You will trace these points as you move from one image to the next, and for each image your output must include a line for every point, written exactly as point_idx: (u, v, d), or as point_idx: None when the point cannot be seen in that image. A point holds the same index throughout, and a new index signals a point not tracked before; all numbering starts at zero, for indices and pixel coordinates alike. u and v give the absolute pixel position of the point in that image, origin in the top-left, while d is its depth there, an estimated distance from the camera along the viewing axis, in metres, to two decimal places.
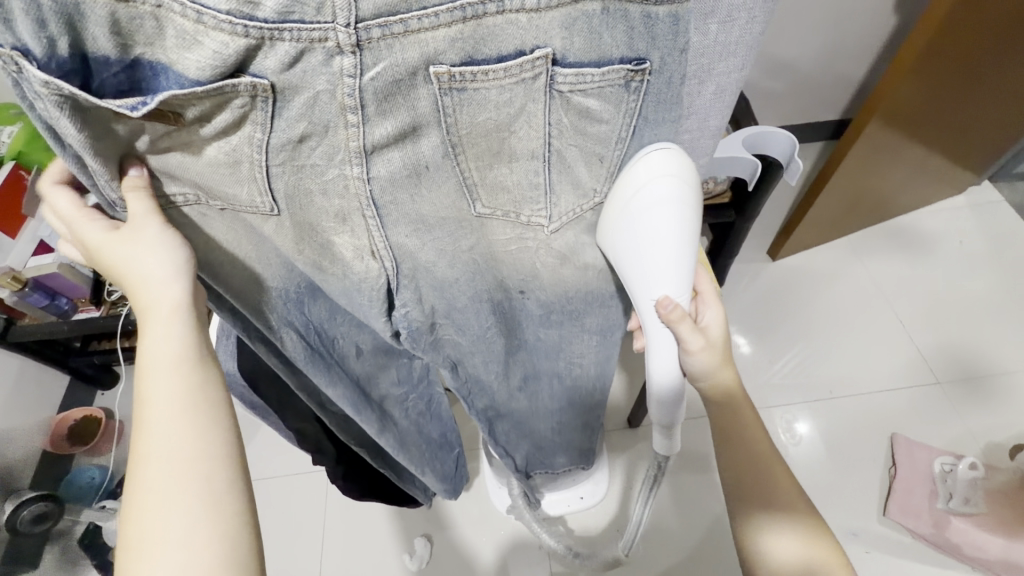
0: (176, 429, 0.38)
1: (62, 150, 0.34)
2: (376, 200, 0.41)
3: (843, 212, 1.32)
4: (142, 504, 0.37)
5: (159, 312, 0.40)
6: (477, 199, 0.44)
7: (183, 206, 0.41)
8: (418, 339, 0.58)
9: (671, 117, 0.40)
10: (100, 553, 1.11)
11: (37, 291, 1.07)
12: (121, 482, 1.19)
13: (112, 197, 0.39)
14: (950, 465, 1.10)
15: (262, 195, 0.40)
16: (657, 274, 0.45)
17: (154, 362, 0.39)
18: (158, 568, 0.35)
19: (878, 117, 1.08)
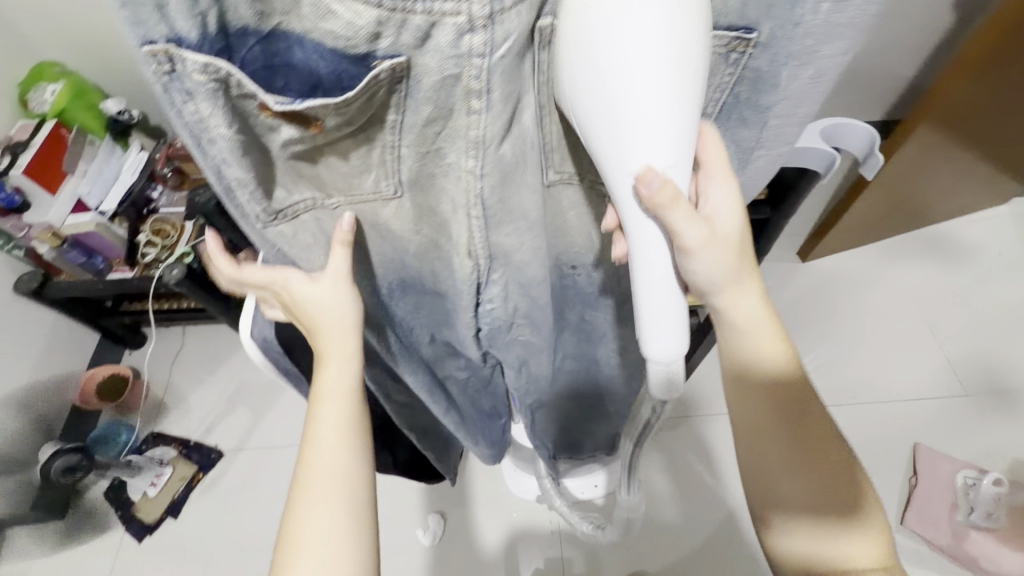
0: (339, 452, 0.46)
1: (204, 155, 0.37)
2: (485, 199, 0.42)
3: (881, 215, 1.28)
4: (304, 507, 0.44)
5: (337, 351, 0.48)
6: (550, 165, 0.45)
7: (304, 212, 0.44)
8: (495, 336, 0.59)
9: (776, 95, 0.41)
10: (124, 506, 1.16)
11: (75, 248, 1.11)
12: (146, 439, 1.24)
13: (252, 207, 0.41)
14: (973, 479, 1.08)
15: (387, 179, 0.42)
16: (638, 144, 0.34)
17: (329, 391, 0.47)
18: (310, 563, 0.43)
19: (930, 120, 1.04)
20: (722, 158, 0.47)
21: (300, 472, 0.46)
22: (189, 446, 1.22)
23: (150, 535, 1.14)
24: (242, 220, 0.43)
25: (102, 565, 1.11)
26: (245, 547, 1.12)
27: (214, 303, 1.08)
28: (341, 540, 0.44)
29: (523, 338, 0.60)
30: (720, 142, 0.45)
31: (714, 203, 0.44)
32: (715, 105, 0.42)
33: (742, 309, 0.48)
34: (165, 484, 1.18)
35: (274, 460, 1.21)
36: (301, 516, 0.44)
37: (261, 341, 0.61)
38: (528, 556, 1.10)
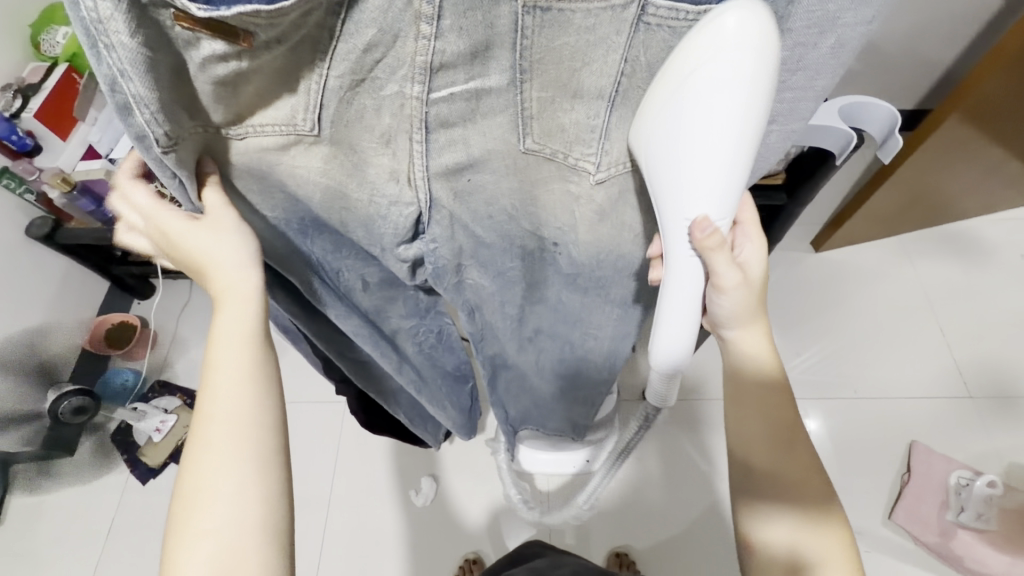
0: (233, 400, 0.43)
1: (101, 65, 0.32)
2: (429, 123, 0.40)
3: (900, 209, 1.24)
4: (199, 455, 0.42)
5: (236, 296, 0.44)
6: (528, 133, 0.42)
7: (234, 138, 0.40)
8: (441, 278, 0.57)
9: (771, 76, 0.37)
10: (129, 449, 1.20)
11: (85, 196, 1.11)
12: (152, 387, 1.27)
13: (153, 132, 0.35)
14: (967, 479, 1.08)
15: (306, 112, 0.38)
16: (695, 190, 0.39)
17: (224, 336, 0.44)
18: (208, 511, 0.41)
19: (961, 111, 1.00)
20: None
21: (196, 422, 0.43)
22: (192, 396, 1.25)
23: (154, 478, 1.18)
24: (145, 154, 0.37)
25: (107, 503, 1.16)
26: None
27: None
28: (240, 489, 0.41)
29: (473, 282, 0.60)
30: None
31: (746, 253, 0.47)
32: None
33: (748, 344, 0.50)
34: (168, 432, 1.20)
35: None
36: (195, 467, 0.42)
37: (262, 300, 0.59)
38: (516, 526, 1.12)
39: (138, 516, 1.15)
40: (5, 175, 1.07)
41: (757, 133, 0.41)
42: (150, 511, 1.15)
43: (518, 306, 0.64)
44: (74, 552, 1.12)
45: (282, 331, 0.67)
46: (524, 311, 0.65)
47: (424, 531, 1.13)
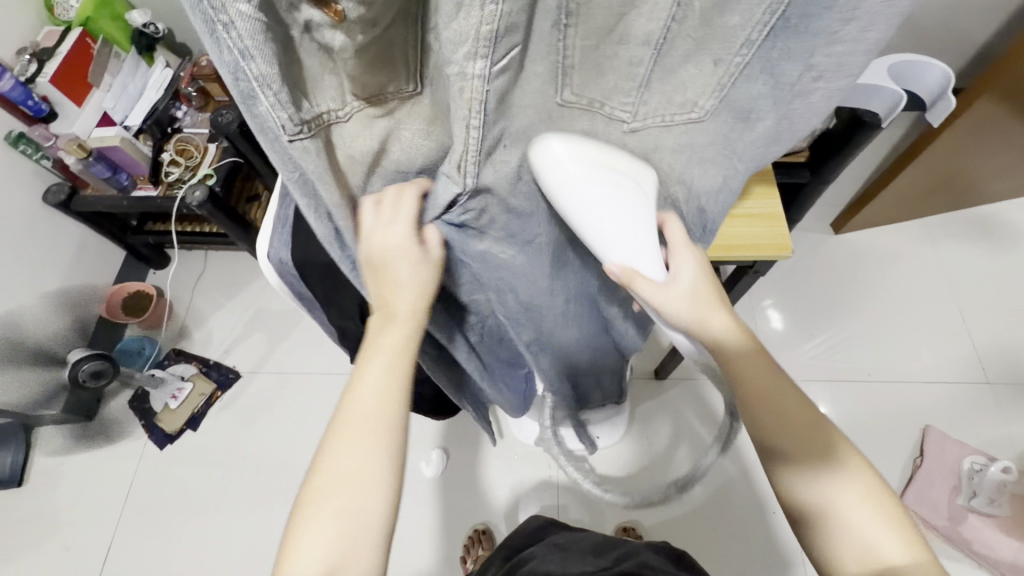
0: (378, 401, 0.46)
1: (219, 50, 0.31)
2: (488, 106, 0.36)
3: (921, 192, 1.21)
4: (339, 426, 0.46)
5: (403, 313, 0.48)
6: (567, 85, 0.40)
7: (339, 120, 0.37)
8: (466, 250, 0.50)
9: (827, 23, 0.35)
10: (147, 415, 1.23)
11: (100, 163, 1.10)
12: (168, 355, 1.29)
13: (275, 114, 0.33)
14: (980, 465, 1.06)
15: (408, 78, 0.37)
16: (611, 242, 0.42)
17: (383, 340, 0.47)
18: (328, 475, 0.45)
19: (989, 95, 0.97)
20: (753, 97, 0.40)
21: (341, 410, 0.46)
22: (208, 365, 1.27)
23: (172, 443, 1.21)
24: (266, 143, 0.35)
25: (125, 467, 1.19)
26: (256, 465, 1.18)
27: (231, 225, 1.11)
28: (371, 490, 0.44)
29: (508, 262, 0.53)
30: (749, 81, 0.39)
31: (677, 267, 0.47)
32: (760, 29, 0.36)
33: (712, 333, 0.47)
34: (184, 399, 1.23)
35: (286, 387, 1.25)
36: (333, 454, 0.45)
37: (277, 263, 0.61)
38: (525, 500, 1.14)
39: (155, 481, 1.17)
40: (22, 141, 1.05)
41: (802, 91, 0.39)
42: (167, 476, 1.18)
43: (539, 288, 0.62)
44: (94, 513, 1.15)
45: (297, 300, 0.67)
46: None
47: (435, 501, 1.15)
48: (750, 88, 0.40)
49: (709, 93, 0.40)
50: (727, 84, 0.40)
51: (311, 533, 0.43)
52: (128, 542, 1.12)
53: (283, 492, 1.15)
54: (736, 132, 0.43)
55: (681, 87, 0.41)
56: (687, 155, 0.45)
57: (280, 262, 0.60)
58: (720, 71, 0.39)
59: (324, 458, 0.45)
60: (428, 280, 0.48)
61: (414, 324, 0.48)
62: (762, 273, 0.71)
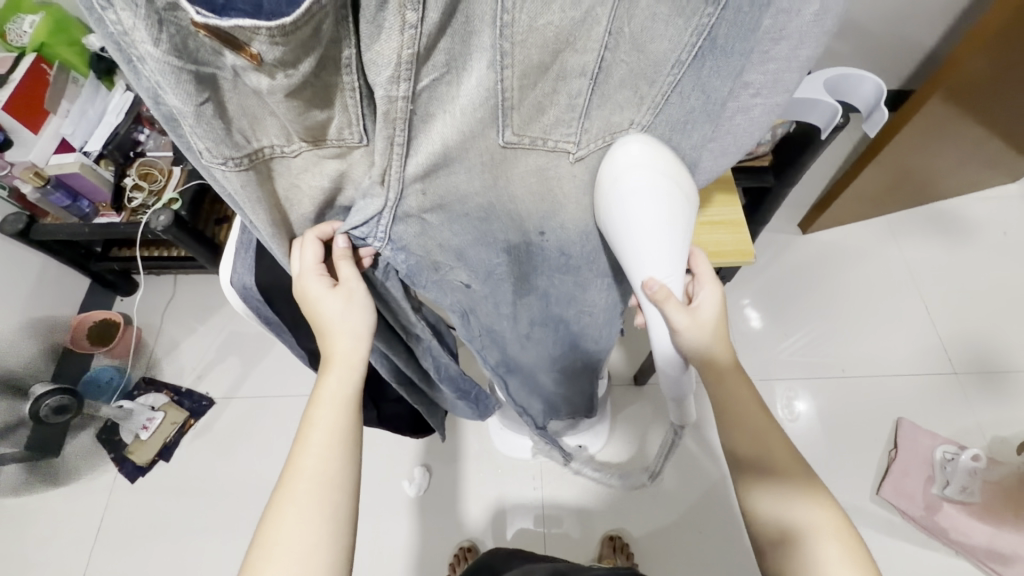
0: (325, 461, 0.45)
1: (138, 77, 0.30)
2: (413, 123, 0.38)
3: (879, 191, 1.25)
4: (284, 492, 0.44)
5: (342, 364, 0.49)
6: (507, 125, 0.40)
7: (271, 155, 0.38)
8: (417, 276, 0.53)
9: (756, 42, 0.37)
10: (116, 448, 1.19)
11: (59, 190, 1.07)
12: (138, 385, 1.25)
13: (196, 143, 0.34)
14: (952, 454, 1.09)
15: (352, 126, 0.37)
16: (647, 256, 0.44)
17: (329, 397, 0.48)
18: (276, 538, 0.42)
19: (941, 93, 1.00)
20: (688, 113, 0.41)
21: (284, 477, 0.45)
22: (180, 393, 1.24)
23: (143, 476, 1.17)
24: (194, 160, 0.36)
25: (95, 503, 1.14)
26: (233, 495, 1.15)
27: (199, 247, 1.10)
28: (311, 555, 0.42)
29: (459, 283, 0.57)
30: (689, 102, 0.40)
31: (702, 298, 0.51)
32: (690, 50, 0.37)
33: (720, 360, 0.51)
34: (156, 429, 1.19)
35: (262, 412, 1.22)
36: (277, 519, 0.43)
37: (241, 289, 0.60)
38: (510, 515, 1.13)
39: (126, 516, 1.13)
40: None
41: (740, 108, 0.40)
42: (140, 510, 1.14)
43: (511, 304, 0.63)
44: (62, 554, 1.10)
45: (265, 325, 0.66)
46: (516, 310, 0.64)
47: (418, 521, 1.13)
48: (686, 107, 0.40)
49: (644, 112, 0.41)
50: (660, 105, 0.40)
51: None
52: None
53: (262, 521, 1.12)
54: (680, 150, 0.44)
55: (618, 112, 0.41)
56: None
57: (245, 288, 0.60)
58: (652, 95, 0.40)
59: (264, 527, 0.43)
60: (363, 317, 0.50)
61: (353, 373, 0.49)
62: (726, 278, 0.72)
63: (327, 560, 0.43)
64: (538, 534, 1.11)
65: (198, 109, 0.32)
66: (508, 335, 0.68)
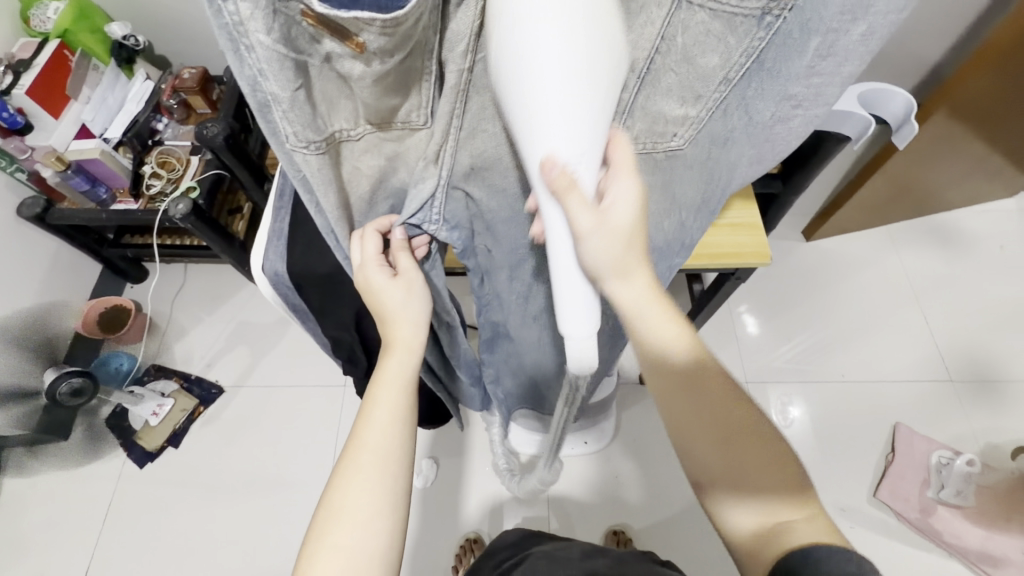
0: (385, 436, 0.51)
1: (240, 67, 0.32)
2: (473, 107, 0.42)
3: (884, 201, 1.29)
4: (350, 463, 0.49)
5: (401, 347, 0.55)
6: None
7: (343, 137, 0.40)
8: (467, 249, 0.57)
9: (804, 63, 0.40)
10: (125, 434, 1.19)
11: (78, 175, 1.08)
12: (149, 371, 1.26)
13: (284, 128, 0.36)
14: (947, 458, 1.12)
15: (421, 110, 0.41)
16: (544, 124, 0.32)
17: (390, 377, 0.53)
18: (345, 501, 0.48)
19: (946, 109, 1.04)
20: (729, 128, 0.46)
21: (349, 444, 0.50)
22: (190, 380, 1.25)
23: (151, 462, 1.17)
24: (276, 147, 0.38)
25: (103, 487, 1.15)
26: (241, 482, 1.15)
27: (217, 239, 1.12)
28: (372, 516, 0.47)
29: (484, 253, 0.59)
30: (730, 115, 0.44)
31: (615, 195, 0.41)
32: (736, 70, 0.41)
33: (631, 296, 0.46)
34: (165, 415, 1.20)
35: (272, 400, 1.24)
36: (343, 484, 0.48)
37: (272, 276, 0.61)
38: (515, 508, 1.15)
39: (134, 502, 1.14)
40: None
41: (783, 117, 0.45)
42: (148, 496, 1.15)
43: (528, 288, 0.65)
44: (69, 539, 1.11)
45: (290, 312, 0.67)
46: (532, 291, 0.65)
47: (425, 511, 1.15)
48: (728, 119, 0.45)
49: (689, 123, 0.44)
50: (702, 117, 0.44)
51: (315, 557, 0.45)
52: (106, 567, 1.08)
53: (270, 510, 1.13)
54: (717, 156, 0.48)
55: (663, 116, 0.43)
56: (665, 180, 0.49)
57: (275, 275, 0.61)
58: (699, 101, 0.43)
59: (332, 491, 0.48)
60: (420, 305, 0.55)
61: (411, 356, 0.55)
62: (741, 279, 0.75)
63: (383, 524, 0.48)
64: (542, 528, 1.13)
65: (293, 94, 0.34)
66: (518, 313, 0.69)
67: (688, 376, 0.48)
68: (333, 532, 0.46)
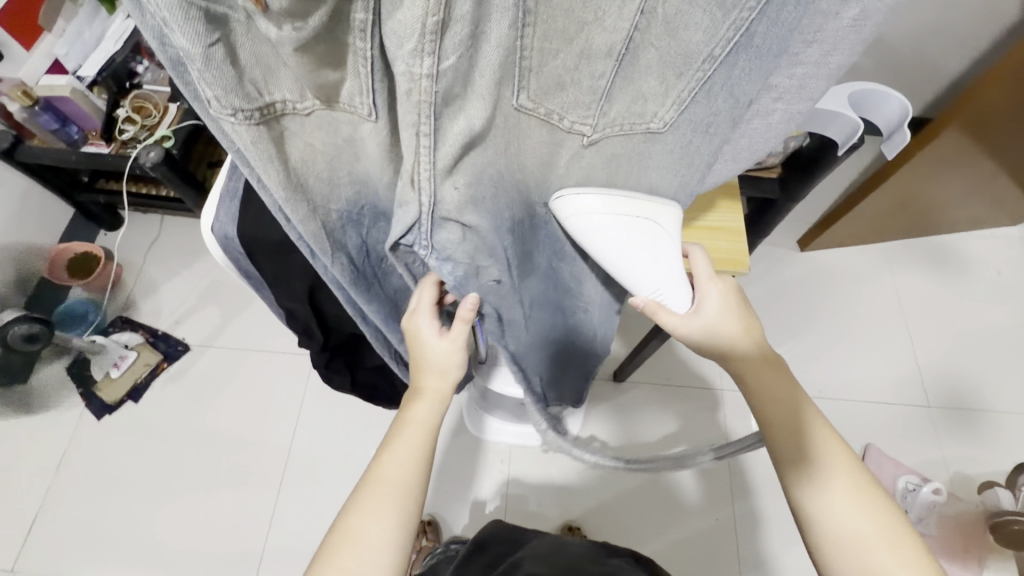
0: (410, 474, 0.49)
1: (143, 18, 0.29)
2: (437, 113, 0.33)
3: (884, 217, 1.25)
4: (372, 495, 0.47)
5: (440, 390, 0.54)
6: (524, 87, 0.36)
7: (281, 109, 0.36)
8: (462, 286, 0.50)
9: (792, 45, 0.35)
10: (85, 383, 1.17)
11: (47, 112, 1.03)
12: (115, 321, 1.23)
13: (204, 91, 0.32)
14: (914, 485, 1.10)
15: (365, 95, 0.34)
16: (637, 280, 0.48)
17: (427, 418, 0.52)
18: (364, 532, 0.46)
19: (957, 125, 0.99)
20: (712, 113, 0.38)
21: (373, 472, 0.49)
22: (156, 335, 1.22)
23: (110, 414, 1.15)
24: (203, 115, 0.34)
25: (58, 435, 1.13)
26: (200, 443, 1.14)
27: (189, 189, 1.07)
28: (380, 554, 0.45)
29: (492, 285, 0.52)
30: (718, 96, 0.36)
31: (707, 295, 0.53)
32: (724, 45, 0.33)
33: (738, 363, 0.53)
34: (128, 368, 1.18)
35: (238, 363, 1.21)
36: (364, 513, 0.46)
37: (222, 238, 0.59)
38: (476, 495, 1.13)
39: (89, 452, 1.12)
40: None
41: (759, 111, 0.40)
42: (104, 448, 1.13)
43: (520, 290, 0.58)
44: (20, 484, 1.09)
45: (244, 279, 0.66)
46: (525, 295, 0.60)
47: None
48: (716, 102, 0.37)
49: (668, 104, 0.37)
50: (686, 100, 0.36)
51: None
52: (55, 514, 1.07)
53: (225, 473, 1.11)
54: (697, 146, 0.40)
55: (641, 97, 0.37)
56: (647, 164, 0.42)
57: (225, 237, 0.59)
58: (682, 84, 0.35)
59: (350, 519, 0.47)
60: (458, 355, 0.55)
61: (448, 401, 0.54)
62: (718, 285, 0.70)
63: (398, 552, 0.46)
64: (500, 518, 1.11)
65: (207, 51, 0.30)
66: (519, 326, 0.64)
67: (740, 369, 0.52)
68: (345, 560, 0.44)
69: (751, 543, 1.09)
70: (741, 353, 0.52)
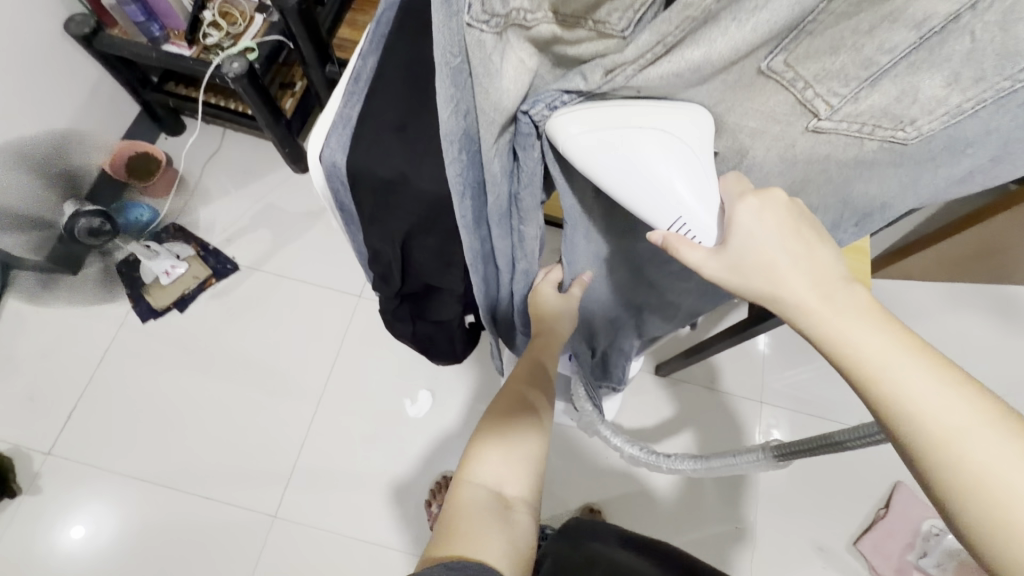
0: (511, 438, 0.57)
1: None
2: (694, 32, 0.31)
3: (961, 258, 1.21)
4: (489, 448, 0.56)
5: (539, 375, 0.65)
6: (786, 49, 0.33)
7: (518, 26, 0.33)
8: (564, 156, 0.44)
9: None
10: (134, 286, 1.17)
11: (136, 4, 0.97)
12: (168, 229, 1.22)
13: None
14: (939, 529, 1.06)
15: (624, 13, 0.31)
16: (658, 199, 0.39)
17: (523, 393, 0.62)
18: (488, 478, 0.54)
19: None
20: (983, 131, 0.36)
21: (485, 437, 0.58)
22: (207, 250, 1.21)
23: (155, 319, 1.16)
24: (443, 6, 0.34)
25: (103, 332, 1.14)
26: (238, 364, 1.14)
27: (260, 105, 1.04)
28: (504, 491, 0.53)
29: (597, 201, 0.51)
30: (996, 116, 0.35)
31: (738, 216, 0.39)
32: None
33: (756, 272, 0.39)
34: (177, 278, 1.17)
35: (285, 291, 1.20)
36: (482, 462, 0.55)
37: (328, 167, 0.56)
38: None
39: (132, 354, 1.13)
40: None
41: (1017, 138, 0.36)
42: (144, 352, 1.14)
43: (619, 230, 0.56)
44: (62, 372, 1.11)
45: (337, 212, 0.63)
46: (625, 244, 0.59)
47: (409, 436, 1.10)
48: (994, 121, 0.35)
49: (937, 115, 0.35)
50: (966, 112, 0.35)
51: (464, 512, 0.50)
52: (93, 408, 1.09)
53: (259, 395, 1.12)
54: (937, 161, 0.40)
55: (912, 95, 0.34)
56: (865, 162, 0.41)
57: (333, 166, 0.56)
58: (971, 93, 0.34)
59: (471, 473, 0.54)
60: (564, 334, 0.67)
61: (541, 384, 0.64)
62: None
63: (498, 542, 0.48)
64: None
65: None
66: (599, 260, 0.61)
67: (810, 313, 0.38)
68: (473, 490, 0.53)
69: (767, 556, 1.08)
70: (791, 294, 0.38)
